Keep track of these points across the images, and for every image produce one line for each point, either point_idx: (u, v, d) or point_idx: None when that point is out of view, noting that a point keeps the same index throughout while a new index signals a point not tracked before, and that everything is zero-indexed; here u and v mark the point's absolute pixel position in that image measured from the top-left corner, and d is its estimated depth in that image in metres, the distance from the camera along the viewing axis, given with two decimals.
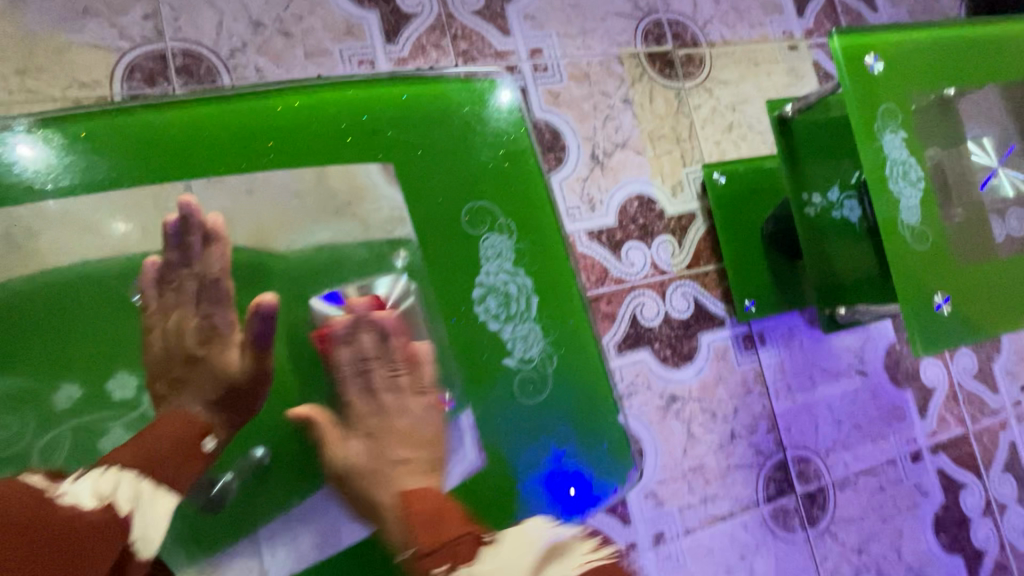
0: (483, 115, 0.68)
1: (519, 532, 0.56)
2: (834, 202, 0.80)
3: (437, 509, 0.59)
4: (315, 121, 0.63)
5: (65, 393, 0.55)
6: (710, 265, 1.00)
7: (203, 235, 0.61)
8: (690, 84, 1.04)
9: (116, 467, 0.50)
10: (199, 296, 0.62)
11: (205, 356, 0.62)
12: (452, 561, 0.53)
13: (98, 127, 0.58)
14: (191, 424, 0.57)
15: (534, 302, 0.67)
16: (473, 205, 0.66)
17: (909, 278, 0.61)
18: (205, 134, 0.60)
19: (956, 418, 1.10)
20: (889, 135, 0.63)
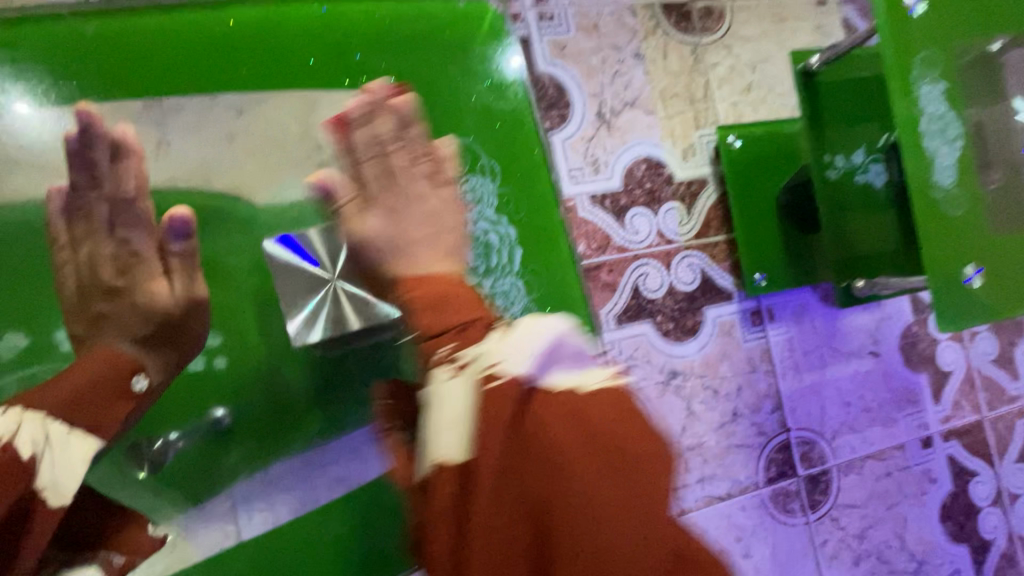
0: (467, 40, 0.61)
1: (534, 326, 0.47)
2: (859, 165, 0.75)
3: (443, 292, 0.51)
4: (274, 40, 0.56)
5: (10, 342, 0.51)
6: (720, 235, 0.95)
7: (111, 149, 0.52)
8: (708, 40, 0.97)
9: (21, 408, 0.45)
10: (119, 219, 0.53)
11: (127, 286, 0.53)
12: (460, 342, 0.47)
13: (25, 35, 0.51)
14: (116, 360, 0.50)
15: (518, 254, 0.62)
16: (452, 142, 0.61)
17: (938, 247, 0.56)
18: (156, 52, 0.54)
19: (972, 404, 1.05)
20: (927, 86, 0.56)
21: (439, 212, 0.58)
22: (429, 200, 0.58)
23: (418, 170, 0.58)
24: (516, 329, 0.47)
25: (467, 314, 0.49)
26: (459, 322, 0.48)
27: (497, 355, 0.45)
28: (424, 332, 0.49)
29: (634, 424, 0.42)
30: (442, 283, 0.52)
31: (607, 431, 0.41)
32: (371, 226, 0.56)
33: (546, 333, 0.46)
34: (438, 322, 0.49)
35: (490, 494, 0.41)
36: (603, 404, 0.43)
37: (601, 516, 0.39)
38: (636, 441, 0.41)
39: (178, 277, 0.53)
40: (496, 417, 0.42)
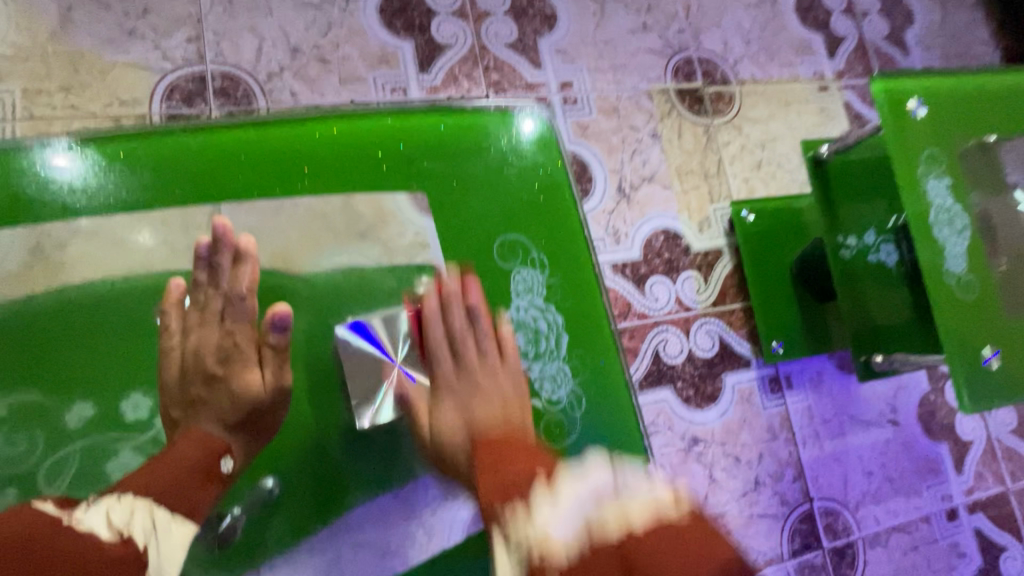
0: (519, 147, 0.68)
1: (578, 480, 0.52)
2: (871, 245, 0.78)
3: (505, 433, 0.60)
4: (353, 149, 0.63)
5: (78, 411, 0.54)
6: (737, 303, 0.98)
7: (232, 255, 0.59)
8: (720, 121, 1.04)
9: (131, 495, 0.51)
10: (228, 315, 0.60)
11: (224, 374, 0.60)
12: (513, 494, 0.52)
13: (135, 150, 0.59)
14: (209, 445, 0.56)
15: (565, 340, 0.66)
16: (506, 237, 0.66)
17: (956, 330, 0.59)
18: (244, 157, 0.61)
19: (995, 474, 1.04)
20: (933, 181, 0.61)
21: (501, 390, 0.64)
22: (490, 372, 0.65)
23: (481, 324, 0.66)
24: (560, 483, 0.52)
25: (514, 483, 0.53)
26: (518, 467, 0.55)
27: (546, 527, 0.49)
28: (489, 502, 0.53)
29: (688, 543, 0.45)
30: (499, 438, 0.59)
31: (676, 547, 0.45)
32: (445, 415, 0.63)
33: (592, 484, 0.51)
34: (498, 482, 0.54)
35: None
36: (665, 534, 0.46)
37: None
38: (694, 550, 0.44)
39: (271, 367, 0.60)
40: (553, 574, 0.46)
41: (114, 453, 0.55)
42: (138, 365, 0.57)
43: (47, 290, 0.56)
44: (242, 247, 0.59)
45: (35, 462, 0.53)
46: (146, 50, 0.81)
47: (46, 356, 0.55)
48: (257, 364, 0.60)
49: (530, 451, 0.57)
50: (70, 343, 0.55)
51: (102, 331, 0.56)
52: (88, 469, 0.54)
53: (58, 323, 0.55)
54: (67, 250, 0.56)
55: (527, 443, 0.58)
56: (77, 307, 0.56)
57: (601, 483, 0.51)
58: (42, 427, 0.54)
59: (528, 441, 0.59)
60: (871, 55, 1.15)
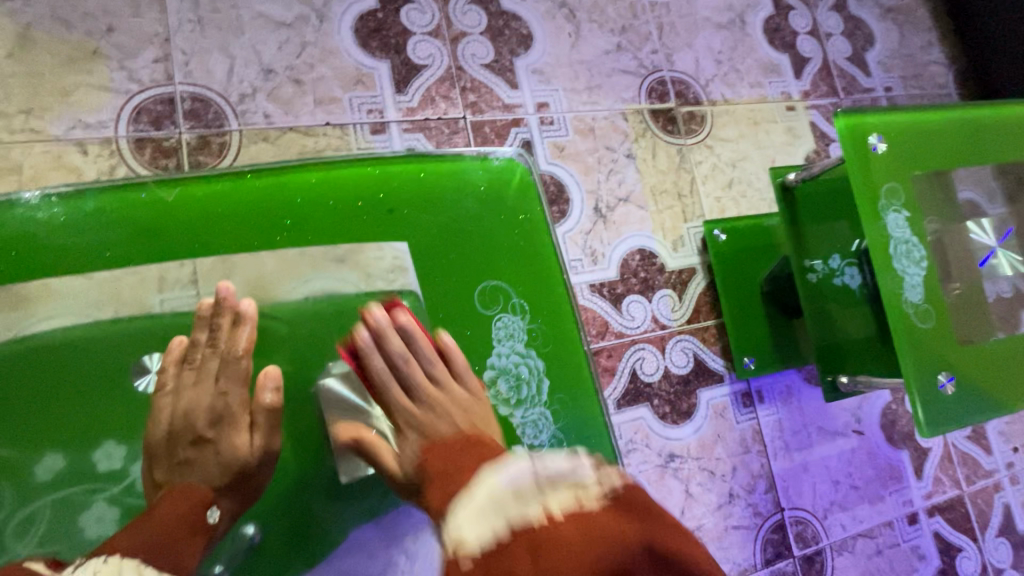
0: (501, 193, 0.68)
1: (495, 469, 0.54)
2: (835, 269, 0.80)
3: (447, 461, 0.57)
4: (335, 198, 0.62)
5: (47, 464, 0.53)
6: (710, 319, 1.00)
7: (232, 317, 0.59)
8: (692, 141, 1.06)
9: (117, 557, 0.49)
10: (223, 375, 0.60)
11: (215, 437, 0.59)
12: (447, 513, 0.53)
13: (107, 203, 0.57)
14: (195, 501, 0.56)
15: (546, 385, 0.65)
16: (486, 284, 0.65)
17: (915, 356, 0.62)
18: (217, 205, 0.59)
19: (952, 478, 1.10)
20: (892, 214, 0.64)
21: (462, 403, 0.62)
22: (443, 405, 0.62)
23: (436, 372, 0.64)
24: (482, 479, 0.53)
25: (458, 484, 0.54)
26: (454, 476, 0.55)
27: (463, 530, 0.49)
28: (436, 508, 0.54)
29: (586, 517, 0.49)
30: (445, 440, 0.60)
31: (580, 526, 0.48)
32: (410, 449, 0.61)
33: (509, 473, 0.53)
34: (439, 493, 0.55)
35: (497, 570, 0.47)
36: (572, 513, 0.49)
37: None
38: (594, 520, 0.49)
39: (261, 430, 0.59)
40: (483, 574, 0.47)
41: (87, 506, 0.53)
42: (111, 418, 0.56)
43: (13, 342, 0.54)
44: (243, 311, 0.59)
45: (0, 519, 0.51)
46: (110, 71, 0.79)
47: (13, 411, 0.53)
48: (245, 429, 0.59)
49: (464, 446, 0.58)
50: (39, 399, 0.54)
51: (75, 380, 0.55)
52: (59, 524, 0.52)
53: (23, 371, 0.54)
54: (28, 289, 0.54)
55: (471, 439, 0.59)
56: (45, 354, 0.54)
57: (502, 482, 0.52)
58: (9, 482, 0.52)
59: (481, 441, 0.59)
60: (835, 76, 1.19)
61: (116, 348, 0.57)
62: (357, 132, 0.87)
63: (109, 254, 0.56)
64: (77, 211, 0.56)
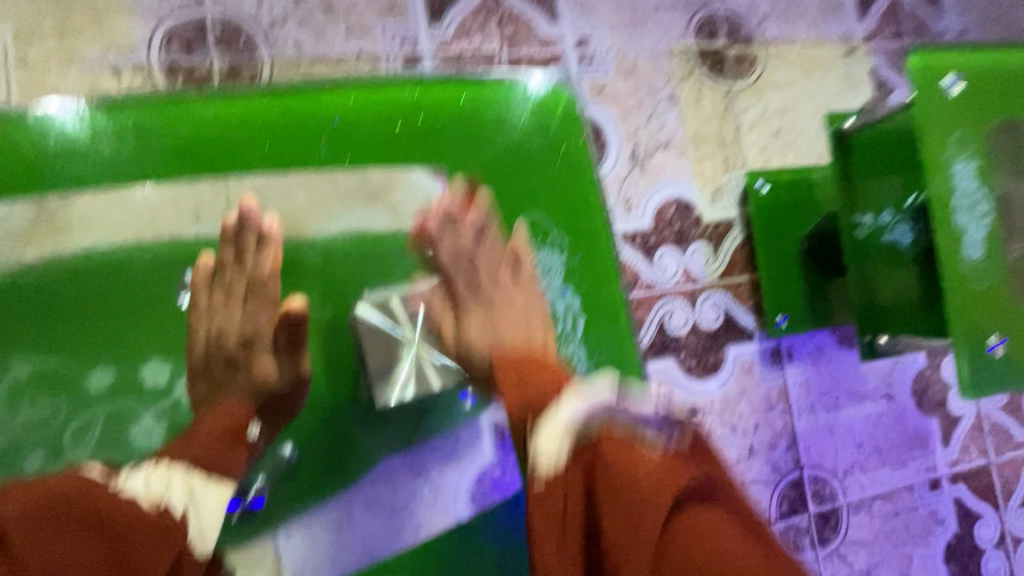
0: (544, 123, 0.64)
1: (575, 399, 0.53)
2: (885, 225, 0.76)
3: (519, 376, 0.58)
4: (371, 122, 0.60)
5: (97, 377, 0.55)
6: (744, 276, 0.98)
7: (257, 236, 0.60)
8: (740, 85, 1.00)
9: (167, 461, 0.52)
10: (250, 298, 0.61)
11: (245, 359, 0.62)
12: (528, 414, 0.54)
13: (146, 116, 0.56)
14: (238, 413, 0.58)
15: (580, 323, 0.65)
16: (526, 217, 0.65)
17: (966, 318, 0.59)
18: (252, 125, 0.58)
19: (980, 448, 1.08)
20: (960, 164, 0.59)
21: (524, 312, 0.64)
22: (508, 293, 0.65)
23: (492, 227, 0.65)
24: (567, 397, 0.54)
25: (535, 399, 0.55)
26: (530, 394, 0.56)
27: (542, 440, 0.51)
28: (513, 411, 0.56)
29: (665, 465, 0.48)
30: (517, 356, 0.60)
31: (644, 475, 0.47)
32: (472, 333, 0.64)
33: (584, 402, 0.53)
34: (522, 395, 0.56)
35: (565, 489, 0.49)
36: (652, 460, 0.48)
37: (634, 517, 0.46)
38: (668, 469, 0.48)
39: (284, 352, 0.61)
40: (551, 512, 0.49)
41: (136, 418, 0.56)
42: (157, 336, 0.58)
43: (61, 257, 0.55)
44: (267, 230, 0.60)
45: (57, 425, 0.54)
46: None
47: (61, 326, 0.55)
48: (273, 352, 0.61)
49: (540, 357, 0.60)
50: (86, 316, 0.55)
51: (118, 299, 0.56)
52: (110, 433, 0.55)
53: (69, 287, 0.55)
54: (70, 209, 0.55)
55: (536, 356, 0.60)
56: (92, 273, 0.56)
57: (573, 411, 0.52)
58: (64, 392, 0.54)
59: (549, 358, 0.60)
60: (903, 17, 1.09)
61: (155, 269, 0.58)
62: (389, 66, 0.84)
63: (148, 173, 0.56)
64: (111, 122, 0.55)
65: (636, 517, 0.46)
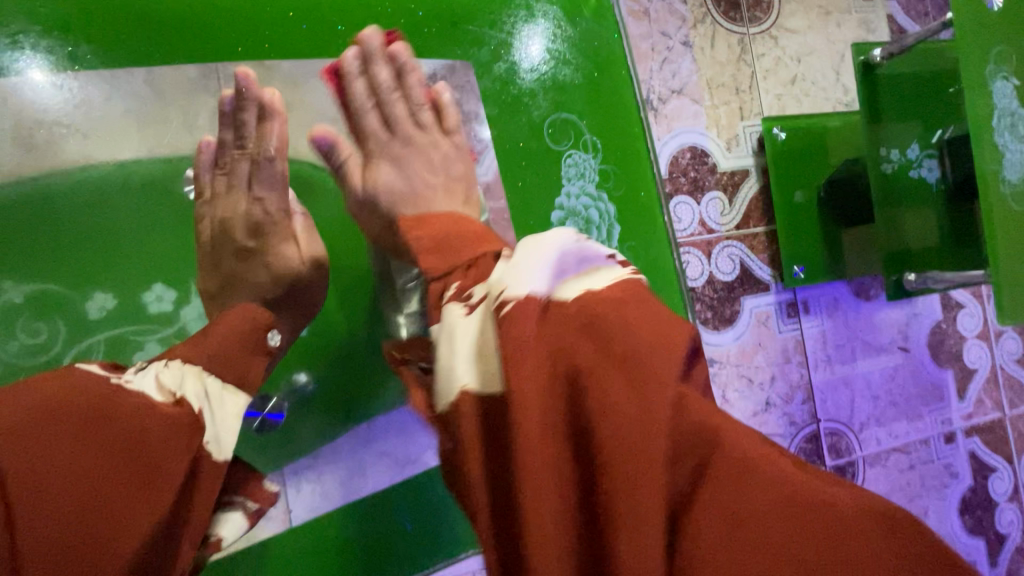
0: (571, 17, 0.64)
1: (538, 242, 0.39)
2: (913, 160, 0.75)
3: (450, 241, 0.45)
4: (391, 6, 0.59)
5: (98, 301, 0.53)
6: (760, 226, 0.95)
7: (258, 110, 0.53)
8: (756, 31, 0.96)
9: (180, 361, 0.45)
10: (257, 179, 0.54)
11: (257, 247, 0.54)
12: (464, 286, 0.40)
13: (141, 11, 0.53)
14: (254, 318, 0.49)
15: (615, 230, 0.65)
16: (558, 117, 0.63)
17: (1004, 242, 0.57)
18: (281, 5, 0.57)
19: (994, 401, 1.07)
20: (999, 82, 0.57)
21: (445, 155, 0.56)
22: (432, 137, 0.57)
23: (421, 115, 0.57)
24: (521, 249, 0.39)
25: (471, 259, 0.41)
26: (464, 264, 0.41)
27: (504, 278, 0.37)
28: (438, 275, 0.41)
29: (648, 309, 0.35)
30: (449, 227, 0.46)
31: (632, 341, 0.33)
32: (380, 171, 0.55)
33: (555, 249, 0.37)
34: (451, 264, 0.42)
35: (534, 339, 0.34)
36: (625, 298, 0.35)
37: (635, 406, 0.31)
38: (652, 318, 0.35)
39: (304, 236, 0.56)
40: (522, 323, 0.34)
41: (139, 346, 0.53)
42: (153, 261, 0.55)
43: (50, 180, 0.52)
44: (268, 102, 0.53)
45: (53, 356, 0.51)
46: None
47: (50, 251, 0.52)
48: (293, 239, 0.55)
49: (465, 224, 0.47)
50: (78, 242, 0.53)
51: (115, 220, 0.54)
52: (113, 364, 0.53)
53: (65, 204, 0.52)
54: (60, 146, 0.52)
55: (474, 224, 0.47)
56: (86, 192, 0.53)
57: (536, 261, 0.37)
58: (63, 317, 0.52)
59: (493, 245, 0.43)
60: None
61: (150, 192, 0.55)
62: None
63: (159, 58, 0.54)
64: (117, 1, 0.53)
65: (639, 398, 0.32)
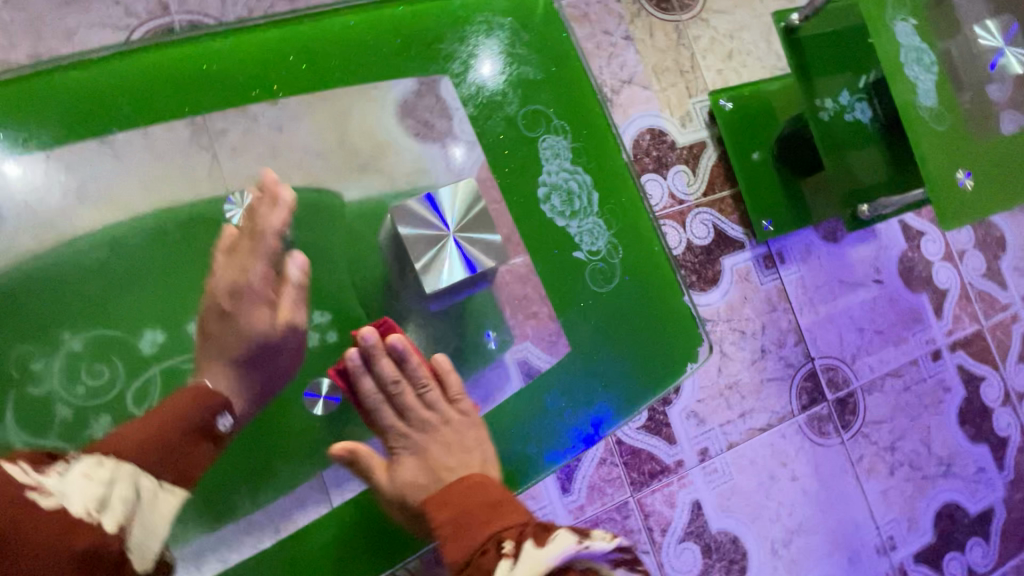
0: (528, 21, 0.72)
1: (542, 548, 0.53)
2: (846, 105, 0.83)
3: (462, 510, 0.59)
4: (372, 38, 0.67)
5: (149, 337, 0.61)
6: (726, 190, 1.03)
7: (270, 197, 0.62)
8: (688, 16, 1.05)
9: (113, 460, 0.53)
10: (255, 254, 0.61)
11: (234, 310, 0.62)
12: (478, 574, 0.53)
13: (153, 75, 0.61)
14: (199, 407, 0.58)
15: (595, 197, 0.72)
16: (529, 108, 0.71)
17: (934, 158, 0.64)
18: (279, 50, 0.64)
19: (971, 315, 1.14)
20: (900, 24, 0.65)
21: (458, 431, 0.66)
22: (434, 428, 0.66)
23: (429, 393, 0.66)
24: (521, 553, 0.53)
25: (479, 549, 0.56)
26: (477, 553, 0.55)
27: None
28: (455, 565, 0.56)
29: None
30: (456, 493, 0.61)
31: None
32: (404, 472, 0.64)
33: (553, 558, 0.52)
34: (458, 551, 0.57)
35: None
36: None
37: None
38: None
39: (286, 304, 0.63)
40: None
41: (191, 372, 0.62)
42: (185, 301, 0.62)
43: (83, 245, 0.60)
44: (282, 196, 0.62)
45: (118, 390, 0.60)
46: (107, 7, 0.77)
47: (93, 305, 0.60)
48: (264, 303, 0.62)
49: (481, 508, 0.59)
50: (116, 294, 0.60)
51: (144, 272, 0.61)
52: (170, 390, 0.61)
53: (108, 259, 0.60)
54: (75, 216, 0.60)
55: (488, 494, 0.61)
56: (117, 252, 0.61)
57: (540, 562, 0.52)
58: (119, 356, 0.60)
59: (491, 494, 0.60)
60: None
61: (174, 240, 0.62)
62: None
63: (183, 109, 0.62)
64: (139, 67, 0.61)
65: None
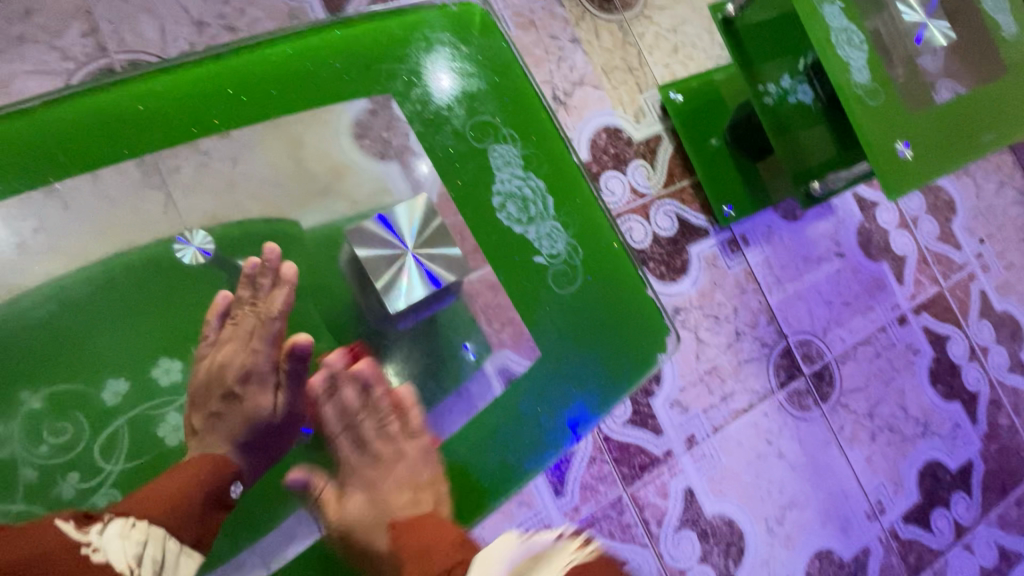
0: (467, 36, 0.72)
1: (496, 555, 0.54)
2: (788, 88, 0.86)
3: (423, 544, 0.58)
4: (312, 65, 0.67)
5: (112, 388, 0.59)
6: (685, 180, 1.05)
7: (273, 279, 0.64)
8: (631, 15, 1.07)
9: (145, 522, 0.52)
10: (257, 334, 0.64)
11: (242, 393, 0.64)
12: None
13: (89, 121, 0.60)
14: (220, 471, 0.58)
15: (550, 201, 0.73)
16: (475, 120, 0.71)
17: (873, 132, 0.67)
18: (219, 86, 0.64)
19: (930, 277, 1.19)
20: (828, 7, 0.68)
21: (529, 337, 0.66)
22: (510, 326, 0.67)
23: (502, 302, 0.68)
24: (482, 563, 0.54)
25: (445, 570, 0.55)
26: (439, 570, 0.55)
27: None
28: None
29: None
30: (411, 525, 0.61)
31: None
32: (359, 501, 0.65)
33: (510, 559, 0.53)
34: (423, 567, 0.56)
35: None
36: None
37: None
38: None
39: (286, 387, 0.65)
40: None
41: (161, 418, 0.61)
42: (148, 346, 0.61)
43: (33, 300, 0.58)
44: (283, 275, 0.64)
45: (85, 445, 0.58)
46: (42, 54, 0.75)
47: (51, 360, 0.58)
48: (271, 388, 0.66)
49: (439, 527, 0.60)
50: (74, 346, 0.59)
51: (101, 320, 0.60)
52: (141, 438, 0.60)
53: (62, 311, 0.59)
54: (21, 270, 0.58)
55: (444, 534, 0.59)
56: (71, 302, 0.59)
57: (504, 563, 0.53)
58: (82, 410, 0.58)
59: (450, 529, 0.60)
60: None
61: (130, 285, 0.61)
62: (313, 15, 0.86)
63: (125, 151, 0.61)
64: (72, 112, 0.59)
65: None
